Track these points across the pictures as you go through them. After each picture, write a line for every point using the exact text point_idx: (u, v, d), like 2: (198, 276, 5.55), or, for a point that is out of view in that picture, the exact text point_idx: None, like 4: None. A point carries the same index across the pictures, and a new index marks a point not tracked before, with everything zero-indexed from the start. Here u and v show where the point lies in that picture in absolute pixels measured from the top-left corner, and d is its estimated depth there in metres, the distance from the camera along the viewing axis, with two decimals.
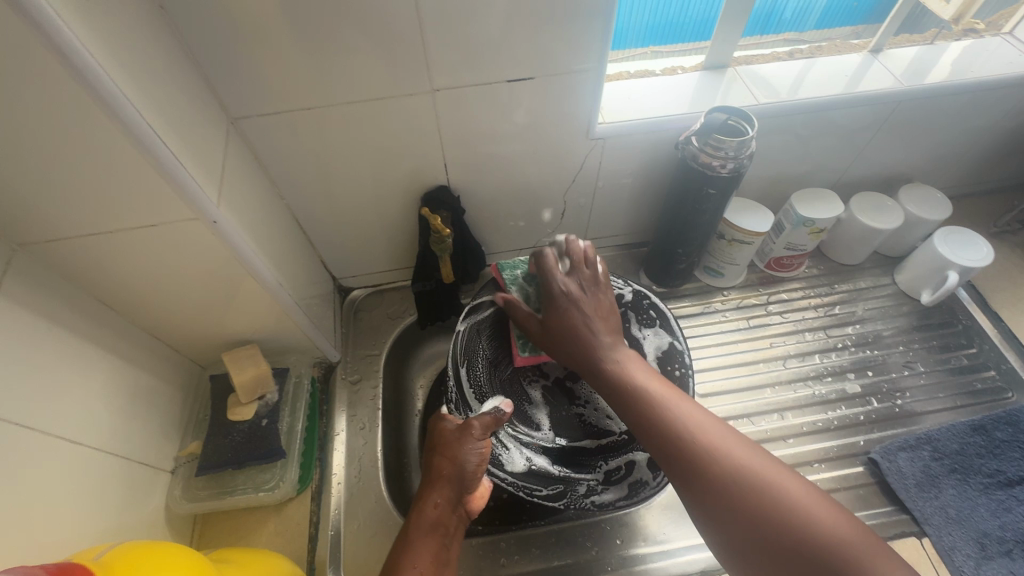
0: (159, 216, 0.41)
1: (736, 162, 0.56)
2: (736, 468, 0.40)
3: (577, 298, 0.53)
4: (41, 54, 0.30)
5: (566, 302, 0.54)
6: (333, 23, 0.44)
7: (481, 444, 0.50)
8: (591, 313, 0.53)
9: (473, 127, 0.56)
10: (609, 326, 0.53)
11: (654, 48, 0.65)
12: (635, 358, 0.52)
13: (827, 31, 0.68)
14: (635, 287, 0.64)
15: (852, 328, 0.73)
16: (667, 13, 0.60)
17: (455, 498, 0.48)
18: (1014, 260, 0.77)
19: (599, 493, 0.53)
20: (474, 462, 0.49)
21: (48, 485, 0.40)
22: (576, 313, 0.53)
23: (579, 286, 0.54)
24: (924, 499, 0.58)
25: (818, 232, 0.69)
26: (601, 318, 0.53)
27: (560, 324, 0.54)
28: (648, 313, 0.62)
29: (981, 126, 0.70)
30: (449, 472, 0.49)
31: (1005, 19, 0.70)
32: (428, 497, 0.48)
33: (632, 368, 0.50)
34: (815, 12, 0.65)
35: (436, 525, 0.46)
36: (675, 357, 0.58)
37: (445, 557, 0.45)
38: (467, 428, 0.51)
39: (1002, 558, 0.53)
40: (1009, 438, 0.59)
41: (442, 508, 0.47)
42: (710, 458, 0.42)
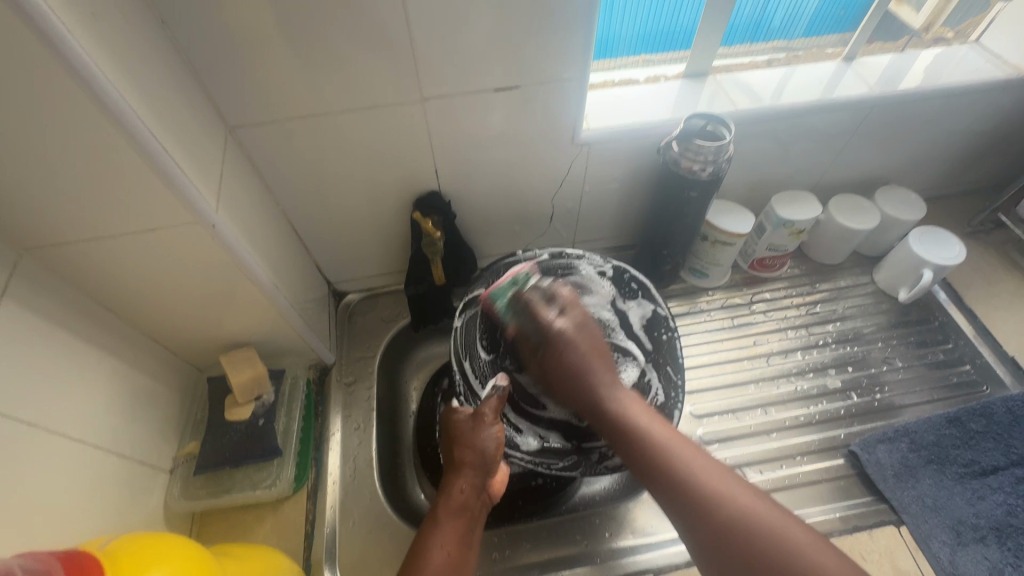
0: (160, 221, 0.43)
1: (715, 166, 0.58)
2: (748, 520, 0.41)
3: (572, 338, 0.52)
4: (51, 66, 0.31)
5: (559, 344, 0.52)
6: (327, 35, 0.46)
7: (496, 429, 0.53)
8: (586, 352, 0.52)
9: (463, 133, 0.58)
10: (604, 365, 0.52)
11: (646, 56, 0.67)
12: (634, 400, 0.51)
13: (815, 39, 0.70)
14: (615, 262, 0.62)
15: (832, 325, 0.76)
16: (657, 22, 0.63)
17: (479, 484, 0.52)
18: (986, 259, 0.79)
19: (611, 457, 0.54)
20: (491, 447, 0.52)
21: (51, 480, 0.41)
22: (572, 355, 0.52)
23: (571, 326, 0.53)
24: (901, 488, 0.60)
25: (798, 233, 0.71)
26: (596, 359, 0.52)
27: (557, 366, 0.52)
28: (631, 287, 0.61)
29: (951, 130, 0.73)
30: (472, 460, 0.52)
31: (973, 28, 0.72)
32: (455, 482, 0.52)
33: (633, 409, 0.50)
34: (803, 20, 0.67)
35: (462, 508, 0.50)
36: (661, 323, 0.59)
37: (469, 538, 0.49)
38: (480, 416, 0.53)
39: (977, 544, 0.55)
40: (983, 429, 0.61)
41: (468, 493, 0.52)
42: (720, 510, 0.42)
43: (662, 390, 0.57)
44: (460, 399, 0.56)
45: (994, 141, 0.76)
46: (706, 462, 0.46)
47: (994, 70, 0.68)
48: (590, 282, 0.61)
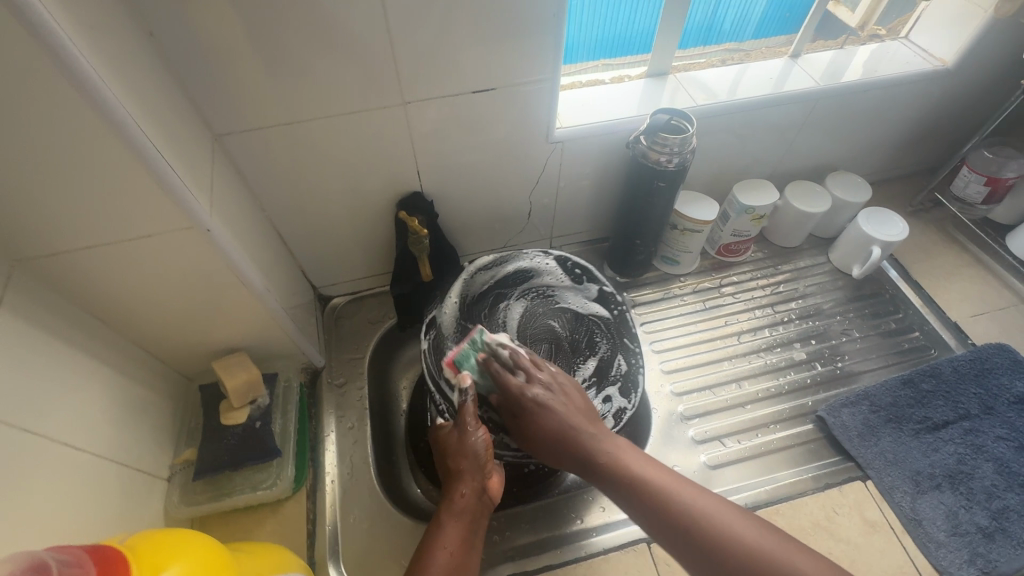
0: (156, 227, 0.44)
1: (680, 157, 0.62)
2: (754, 555, 0.42)
3: (547, 402, 0.53)
4: (52, 75, 0.32)
5: (535, 408, 0.53)
6: (311, 42, 0.48)
7: (481, 432, 0.54)
8: (566, 413, 0.53)
9: (443, 135, 0.60)
10: (587, 419, 0.53)
11: (605, 61, 0.72)
12: (626, 446, 0.52)
13: (765, 40, 0.76)
14: (557, 254, 0.68)
15: (796, 303, 0.81)
16: (613, 29, 0.67)
17: (479, 484, 0.53)
18: (927, 234, 0.87)
19: None
20: (482, 449, 0.54)
21: (53, 489, 0.41)
22: (549, 418, 0.53)
23: (543, 389, 0.54)
24: (865, 446, 0.65)
25: (759, 219, 0.77)
26: (578, 417, 0.53)
27: (538, 432, 0.53)
28: (575, 273, 0.67)
29: (890, 118, 0.80)
30: (467, 463, 0.53)
31: (901, 26, 0.79)
32: (456, 487, 0.52)
33: (627, 458, 0.50)
34: (752, 23, 0.73)
35: (464, 511, 0.51)
36: (610, 299, 0.65)
37: (472, 540, 0.50)
38: (461, 423, 0.55)
39: (933, 491, 0.61)
40: (933, 388, 0.68)
41: (470, 496, 0.52)
42: (726, 548, 0.43)
43: (623, 359, 0.62)
44: (443, 415, 0.59)
45: (928, 126, 0.84)
46: (708, 501, 0.46)
47: (922, 62, 0.75)
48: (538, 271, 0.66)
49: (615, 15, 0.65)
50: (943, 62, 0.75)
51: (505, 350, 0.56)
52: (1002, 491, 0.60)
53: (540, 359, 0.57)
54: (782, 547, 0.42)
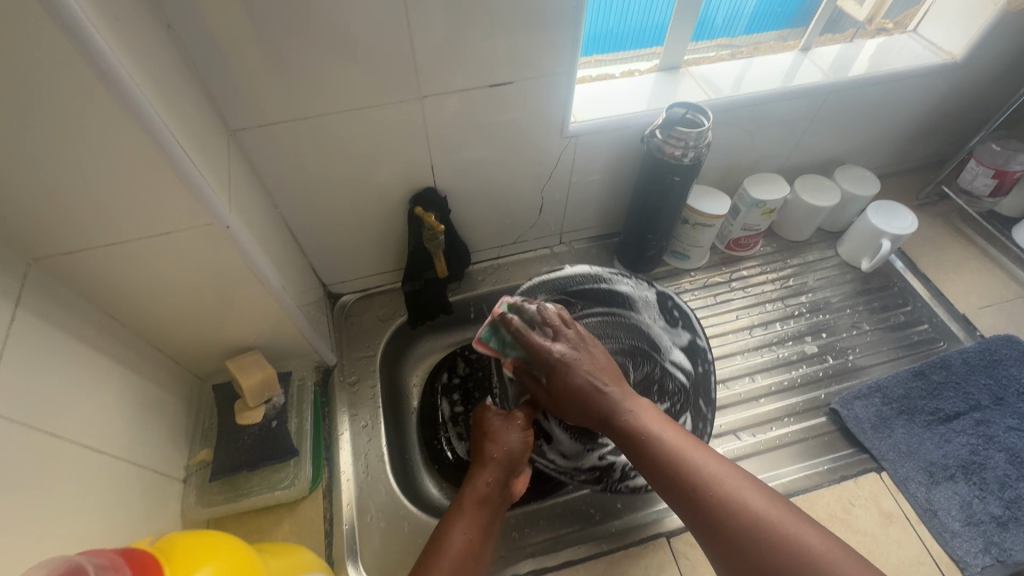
0: (175, 223, 0.43)
1: (696, 151, 0.62)
2: (756, 521, 0.41)
3: (574, 359, 0.53)
4: (80, 68, 0.32)
5: (563, 366, 0.53)
6: (329, 36, 0.47)
7: (522, 434, 0.56)
8: (591, 371, 0.53)
9: (458, 130, 0.60)
10: (613, 378, 0.53)
11: (597, 57, 0.70)
12: (647, 407, 0.52)
13: (755, 36, 0.75)
14: (658, 289, 0.68)
15: (805, 297, 0.81)
16: (605, 24, 0.66)
17: (503, 479, 0.53)
18: (934, 227, 0.87)
19: (632, 477, 0.58)
20: (518, 450, 0.55)
21: (74, 490, 0.41)
22: (577, 376, 0.52)
23: (570, 347, 0.54)
24: (879, 438, 0.66)
25: (769, 212, 0.77)
26: (605, 374, 0.53)
27: (567, 387, 0.53)
28: (672, 314, 0.67)
29: (898, 111, 0.80)
30: (500, 455, 0.54)
31: (910, 19, 0.80)
32: (480, 474, 0.52)
33: (645, 417, 0.50)
34: (742, 19, 0.72)
35: (485, 500, 0.51)
36: (699, 355, 0.65)
37: (489, 531, 0.50)
38: (512, 419, 0.57)
39: (948, 482, 0.62)
40: (944, 379, 0.69)
41: (493, 486, 0.52)
42: (733, 515, 0.42)
43: (691, 420, 0.61)
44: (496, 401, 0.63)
45: (935, 120, 0.84)
46: (715, 461, 0.46)
47: (931, 56, 0.75)
48: (633, 300, 0.67)
49: (629, 8, 0.65)
50: (952, 56, 0.75)
51: (530, 307, 0.58)
52: (1015, 481, 0.60)
53: (569, 317, 0.58)
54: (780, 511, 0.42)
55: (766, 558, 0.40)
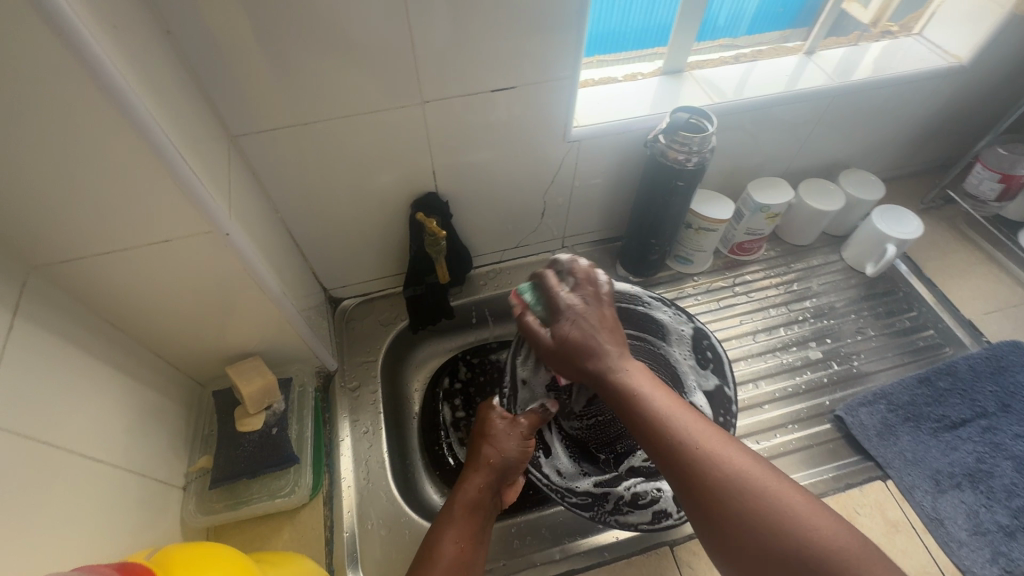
0: (175, 231, 0.43)
1: (699, 156, 0.62)
2: (748, 490, 0.40)
3: (581, 312, 0.51)
4: (78, 76, 0.32)
5: (568, 315, 0.51)
6: (329, 42, 0.47)
7: (521, 441, 0.56)
8: (596, 324, 0.51)
9: (459, 135, 0.59)
10: (614, 336, 0.51)
11: (599, 57, 0.70)
12: (641, 369, 0.50)
13: (757, 37, 0.75)
14: (696, 325, 0.66)
15: (809, 302, 0.81)
16: (608, 23, 0.65)
17: (494, 484, 0.54)
18: (939, 232, 0.87)
19: (623, 513, 0.54)
20: (514, 458, 0.55)
21: (72, 501, 0.40)
22: (583, 328, 0.51)
23: (582, 299, 0.52)
24: (885, 446, 0.65)
25: (773, 217, 0.76)
26: (606, 331, 0.51)
27: (565, 337, 0.51)
28: (704, 355, 0.63)
29: (903, 115, 0.79)
30: (495, 461, 0.54)
31: (915, 22, 0.79)
32: (472, 480, 0.53)
33: (639, 382, 0.49)
34: (745, 20, 0.72)
35: (476, 506, 0.51)
36: (723, 404, 0.60)
37: (481, 537, 0.50)
38: (512, 425, 0.57)
39: (954, 490, 0.61)
40: (950, 386, 0.68)
41: (484, 492, 0.52)
42: (717, 477, 0.41)
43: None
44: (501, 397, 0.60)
45: (940, 124, 0.84)
46: (707, 429, 0.45)
47: (937, 59, 0.75)
48: (666, 328, 0.66)
49: (631, 9, 0.64)
50: (958, 59, 0.75)
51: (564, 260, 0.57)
52: None
53: (598, 275, 0.55)
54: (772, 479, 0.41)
55: (754, 527, 0.39)
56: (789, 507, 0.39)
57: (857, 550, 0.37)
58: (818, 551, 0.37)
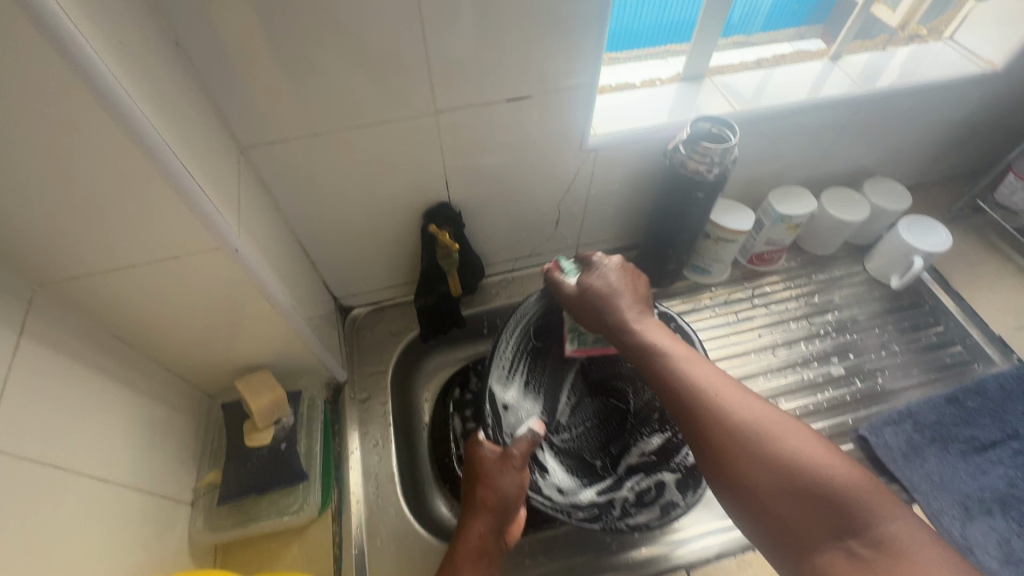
0: (184, 247, 0.42)
1: (721, 167, 0.60)
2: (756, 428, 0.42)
3: (606, 269, 0.56)
4: (82, 94, 0.30)
5: (596, 274, 0.56)
6: (340, 51, 0.46)
7: (520, 475, 0.53)
8: (620, 281, 0.55)
9: (473, 144, 0.58)
10: (633, 294, 0.55)
11: (612, 54, 0.69)
12: (658, 322, 0.53)
13: (772, 33, 0.74)
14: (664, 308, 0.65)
15: (831, 315, 0.78)
16: (621, 21, 0.64)
17: (496, 526, 0.51)
18: (967, 242, 0.84)
19: (632, 515, 0.53)
20: (514, 495, 0.52)
21: (80, 522, 0.40)
22: (607, 285, 0.55)
23: (614, 261, 0.57)
24: (911, 468, 0.63)
25: (796, 227, 0.74)
26: (627, 289, 0.55)
27: (592, 293, 0.55)
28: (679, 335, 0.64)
29: (933, 122, 0.77)
30: (494, 502, 0.52)
31: (945, 25, 0.76)
32: (473, 525, 0.51)
33: (655, 333, 0.51)
34: (761, 15, 0.71)
35: (480, 553, 0.50)
36: None
37: None
38: (508, 458, 0.53)
39: (984, 517, 0.58)
40: (979, 406, 0.65)
41: (486, 536, 0.51)
42: (729, 417, 0.43)
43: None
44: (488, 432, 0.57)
45: (970, 130, 0.81)
46: (718, 376, 0.47)
47: (970, 65, 0.72)
48: None
49: (646, 5, 0.63)
50: (992, 65, 0.72)
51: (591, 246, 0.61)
52: None
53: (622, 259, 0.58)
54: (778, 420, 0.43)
55: (762, 462, 0.41)
56: (801, 447, 0.40)
57: (872, 492, 0.38)
58: (829, 488, 0.38)
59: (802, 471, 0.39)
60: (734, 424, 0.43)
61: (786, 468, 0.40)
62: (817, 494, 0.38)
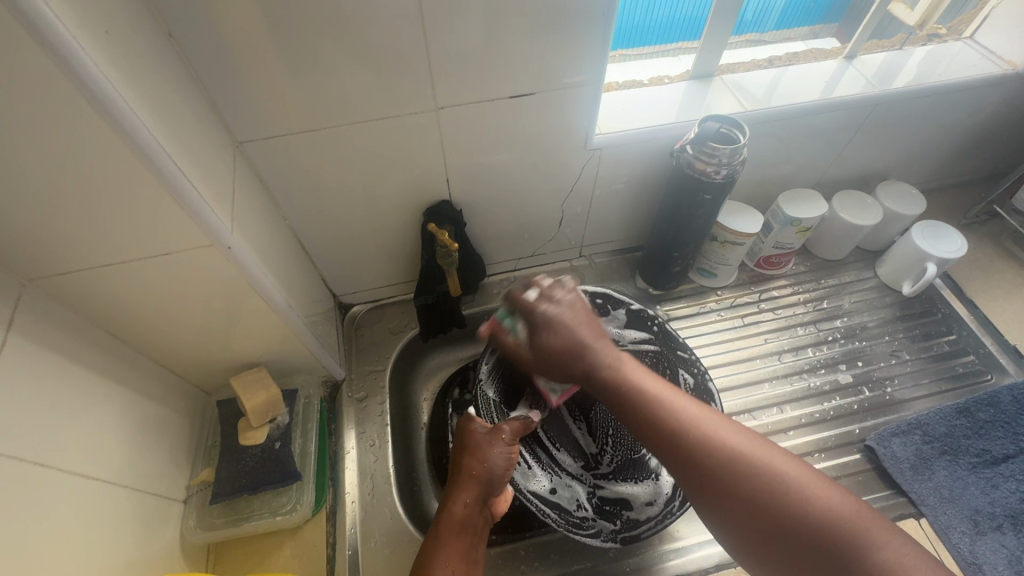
0: (177, 243, 0.41)
1: (729, 169, 0.58)
2: (744, 465, 0.40)
3: (556, 315, 0.50)
4: (65, 88, 0.30)
5: (546, 324, 0.50)
6: (337, 46, 0.45)
7: (509, 449, 0.52)
8: (574, 324, 0.50)
9: (474, 142, 0.57)
10: (594, 332, 0.50)
11: (622, 51, 0.66)
12: (627, 360, 0.50)
13: (785, 31, 0.71)
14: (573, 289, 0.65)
15: (840, 321, 0.77)
16: (631, 17, 0.61)
17: (481, 498, 0.50)
18: (982, 249, 0.82)
19: None
20: (501, 467, 0.51)
21: (71, 521, 0.39)
22: (555, 335, 0.50)
23: (561, 300, 0.51)
24: (919, 481, 0.62)
25: (805, 231, 0.72)
26: (585, 328, 0.50)
27: (551, 348, 0.50)
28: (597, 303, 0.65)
29: (950, 124, 0.74)
30: (479, 473, 0.50)
31: (965, 24, 0.73)
32: (457, 496, 0.49)
33: (629, 371, 0.48)
34: (774, 13, 0.67)
35: (464, 524, 0.47)
36: (646, 316, 0.64)
37: (475, 556, 0.46)
38: (498, 432, 0.53)
39: (994, 533, 0.56)
40: (993, 418, 0.62)
41: (471, 507, 0.49)
42: (713, 457, 0.41)
43: (688, 372, 0.61)
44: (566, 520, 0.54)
45: (989, 134, 0.78)
46: (699, 410, 0.45)
47: (989, 66, 0.70)
48: None
49: (655, 2, 0.60)
50: (1012, 66, 0.69)
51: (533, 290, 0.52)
52: None
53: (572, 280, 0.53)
54: (766, 450, 0.41)
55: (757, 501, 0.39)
56: (792, 480, 0.39)
57: (867, 519, 0.37)
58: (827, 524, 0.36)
59: (789, 504, 0.38)
60: (722, 464, 0.41)
61: (777, 508, 0.38)
62: (801, 523, 0.37)
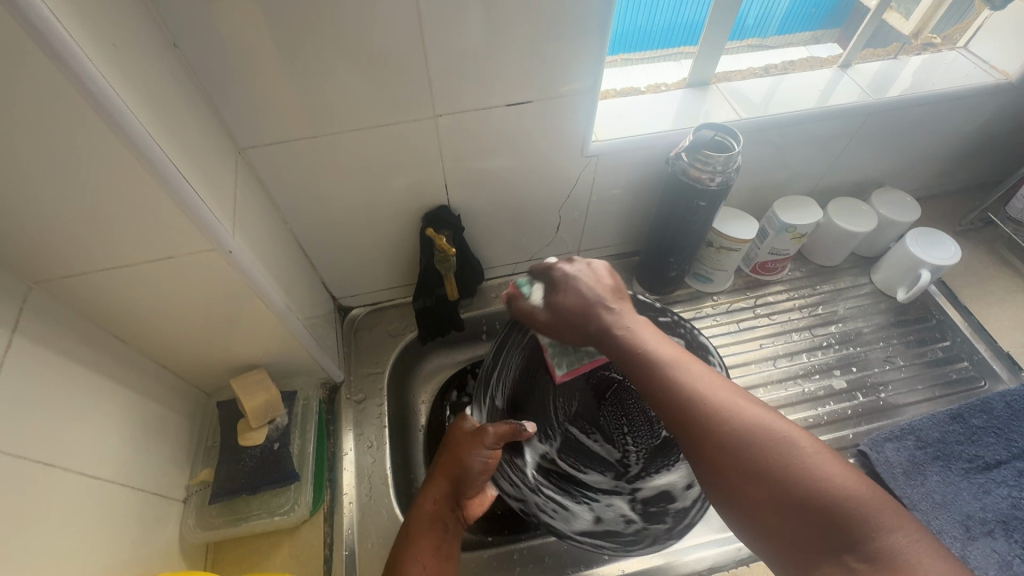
0: (180, 247, 0.42)
1: (724, 176, 0.59)
2: (756, 435, 0.41)
3: (573, 274, 0.56)
4: (71, 96, 0.31)
5: (566, 285, 0.56)
6: (338, 55, 0.46)
7: (485, 453, 0.54)
8: (591, 285, 0.55)
9: (473, 148, 0.58)
10: (614, 293, 0.54)
11: (625, 55, 0.67)
12: (646, 324, 0.52)
13: (788, 36, 0.72)
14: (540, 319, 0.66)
15: (834, 327, 0.77)
16: (632, 22, 0.62)
17: (451, 497, 0.53)
18: (977, 256, 0.82)
19: None
20: (477, 468, 0.54)
21: (73, 519, 0.40)
22: (573, 295, 0.55)
23: (581, 268, 0.57)
24: (911, 485, 0.62)
25: (800, 237, 0.72)
26: (606, 291, 0.54)
27: (568, 305, 0.55)
28: None
29: (945, 132, 0.75)
30: (453, 472, 0.54)
31: (960, 33, 0.74)
32: (427, 494, 0.53)
33: (647, 337, 0.50)
34: (776, 18, 0.68)
35: (434, 519, 0.51)
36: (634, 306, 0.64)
37: (446, 550, 0.49)
38: (478, 436, 0.55)
39: (985, 538, 0.56)
40: (985, 424, 0.63)
41: (440, 503, 0.52)
42: (725, 424, 0.42)
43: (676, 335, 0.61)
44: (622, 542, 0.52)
45: (983, 143, 0.79)
46: (714, 378, 0.46)
47: (982, 75, 0.70)
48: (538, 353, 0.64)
49: (659, 6, 0.61)
50: (1006, 75, 0.70)
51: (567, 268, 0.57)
52: None
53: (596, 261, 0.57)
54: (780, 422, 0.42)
55: (767, 470, 0.39)
56: (804, 453, 0.39)
57: (879, 504, 0.37)
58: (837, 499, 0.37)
59: (800, 476, 0.38)
60: (733, 431, 0.41)
61: (786, 478, 0.39)
62: (810, 495, 0.37)
